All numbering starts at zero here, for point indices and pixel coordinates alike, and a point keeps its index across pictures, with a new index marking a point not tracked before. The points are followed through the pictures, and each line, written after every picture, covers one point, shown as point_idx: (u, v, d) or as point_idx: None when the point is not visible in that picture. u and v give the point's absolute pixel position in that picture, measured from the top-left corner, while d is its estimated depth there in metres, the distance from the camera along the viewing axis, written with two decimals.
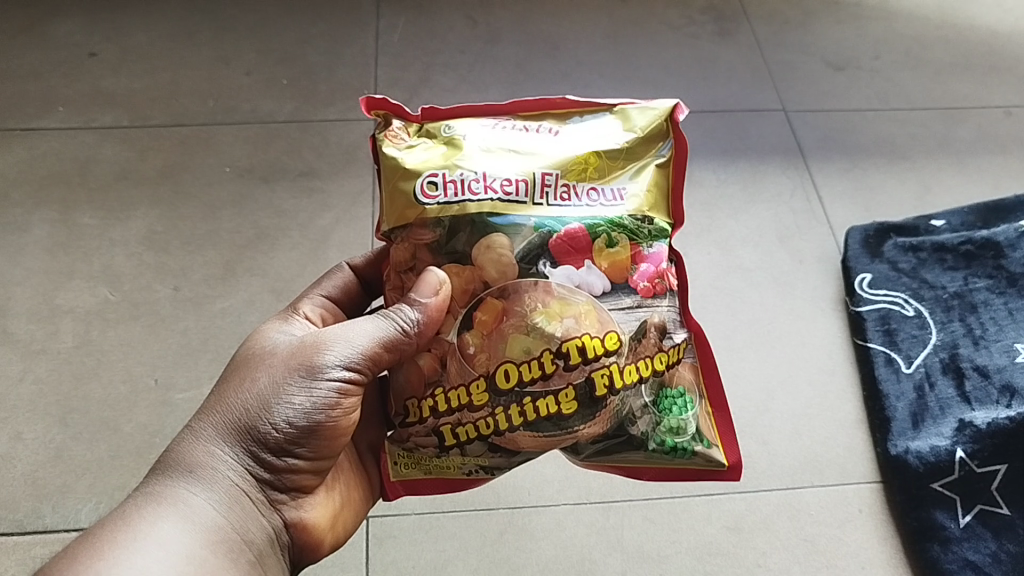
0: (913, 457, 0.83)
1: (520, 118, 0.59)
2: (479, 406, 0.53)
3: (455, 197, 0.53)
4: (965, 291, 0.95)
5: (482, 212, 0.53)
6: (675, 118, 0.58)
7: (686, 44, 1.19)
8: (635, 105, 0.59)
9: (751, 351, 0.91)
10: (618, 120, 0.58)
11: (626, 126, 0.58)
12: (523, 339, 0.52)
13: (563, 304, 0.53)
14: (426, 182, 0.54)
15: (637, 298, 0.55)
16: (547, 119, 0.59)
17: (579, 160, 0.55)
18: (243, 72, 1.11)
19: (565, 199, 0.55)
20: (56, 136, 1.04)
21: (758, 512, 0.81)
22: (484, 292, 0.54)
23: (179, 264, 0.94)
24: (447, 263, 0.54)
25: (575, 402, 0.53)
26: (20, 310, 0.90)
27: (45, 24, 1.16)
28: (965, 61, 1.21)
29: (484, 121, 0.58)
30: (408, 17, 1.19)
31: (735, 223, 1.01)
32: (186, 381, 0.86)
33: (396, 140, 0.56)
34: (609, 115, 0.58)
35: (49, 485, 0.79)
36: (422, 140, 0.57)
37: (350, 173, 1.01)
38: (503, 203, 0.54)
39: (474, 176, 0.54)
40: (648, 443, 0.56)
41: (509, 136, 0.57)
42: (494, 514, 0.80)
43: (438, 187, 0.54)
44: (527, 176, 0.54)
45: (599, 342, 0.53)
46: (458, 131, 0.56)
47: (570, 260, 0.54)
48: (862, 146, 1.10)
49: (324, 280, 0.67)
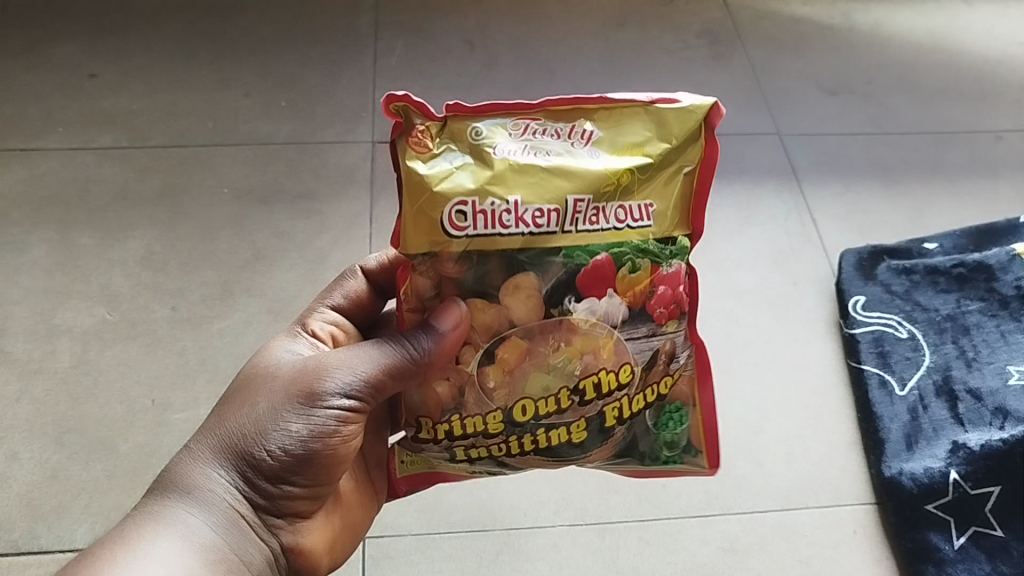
0: (907, 479, 0.83)
1: (549, 112, 0.52)
2: (494, 434, 0.55)
3: (485, 230, 0.49)
4: (957, 314, 0.96)
5: (514, 247, 0.50)
6: (712, 124, 0.52)
7: (681, 68, 1.21)
8: (673, 103, 0.52)
9: (746, 373, 0.92)
10: (653, 123, 0.52)
11: (661, 133, 0.51)
12: (543, 378, 0.54)
13: (585, 340, 0.53)
14: (454, 211, 0.49)
15: (652, 326, 0.54)
16: (577, 113, 0.52)
17: (612, 180, 0.50)
18: (242, 94, 1.12)
19: (595, 223, 0.51)
20: (55, 157, 1.04)
21: (753, 534, 0.82)
22: (509, 330, 0.53)
23: (177, 285, 0.94)
24: (471, 296, 0.52)
25: (586, 432, 0.56)
26: (18, 330, 0.90)
27: (45, 46, 1.16)
28: (956, 86, 1.23)
29: (510, 122, 0.51)
30: (406, 40, 1.20)
31: (730, 246, 1.01)
32: (184, 401, 0.86)
33: (419, 149, 0.50)
34: (643, 115, 0.52)
35: (45, 505, 0.79)
36: (447, 147, 0.50)
37: (348, 195, 1.02)
38: (534, 236, 0.50)
39: (506, 206, 0.49)
40: (645, 457, 0.59)
41: (537, 144, 0.51)
42: (490, 536, 0.80)
43: (467, 219, 0.49)
44: (558, 204, 0.50)
45: (613, 376, 0.54)
46: (487, 140, 0.50)
47: (594, 292, 0.52)
48: (855, 170, 1.11)
49: (335, 288, 0.67)
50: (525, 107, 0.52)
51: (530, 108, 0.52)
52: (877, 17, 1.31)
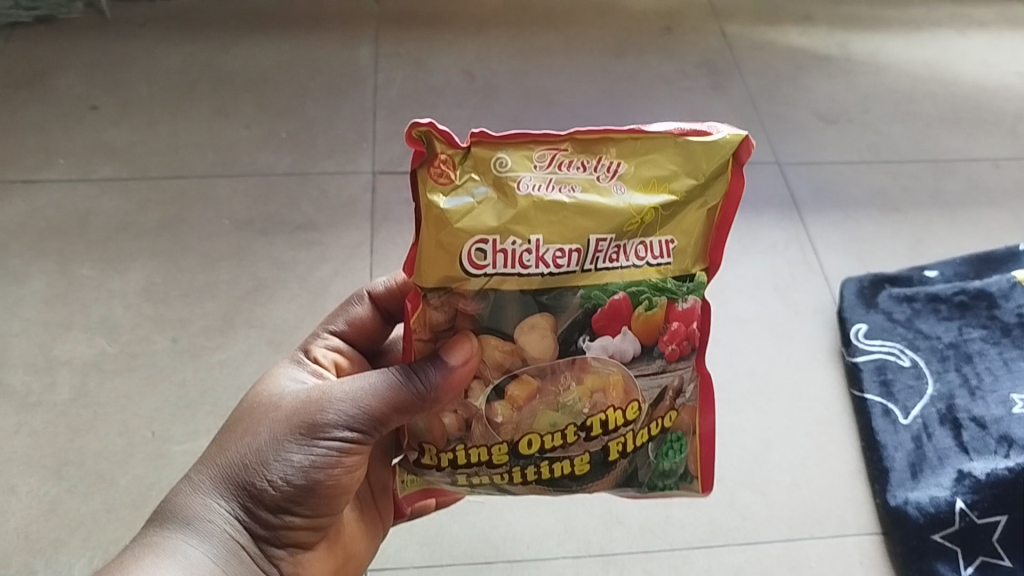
0: (913, 508, 0.83)
1: (576, 141, 0.50)
2: (497, 464, 0.54)
3: (504, 269, 0.49)
4: (960, 342, 0.95)
5: (531, 286, 0.50)
6: (742, 159, 0.50)
7: (680, 98, 1.21)
8: (703, 135, 0.50)
9: (749, 403, 0.91)
10: (682, 156, 0.50)
11: (689, 167, 0.50)
12: (552, 414, 0.53)
13: (596, 378, 0.53)
14: (473, 250, 0.48)
15: (662, 362, 0.54)
16: (605, 143, 0.50)
17: (635, 219, 0.49)
18: (242, 125, 1.13)
19: (614, 260, 0.50)
20: (56, 189, 1.04)
21: (759, 564, 0.81)
22: (521, 368, 0.52)
23: (177, 316, 0.94)
24: (486, 334, 0.51)
25: (589, 466, 0.55)
26: (17, 362, 0.90)
27: (47, 78, 1.17)
28: (953, 114, 1.23)
29: (536, 153, 0.49)
30: (406, 72, 1.21)
31: (731, 275, 1.01)
32: (184, 433, 0.85)
33: (441, 182, 0.48)
34: (673, 148, 0.50)
35: (43, 539, 0.78)
36: (469, 180, 0.49)
37: (348, 226, 1.02)
38: (554, 275, 0.50)
39: (526, 246, 0.49)
40: (644, 487, 0.58)
41: (563, 178, 0.49)
42: (494, 567, 0.79)
43: (486, 258, 0.49)
44: (579, 244, 0.49)
45: (621, 411, 0.54)
46: (511, 175, 0.48)
47: (607, 330, 0.52)
48: (855, 199, 1.11)
49: (340, 313, 0.67)
50: (551, 136, 0.49)
51: (557, 137, 0.49)
52: (874, 47, 1.32)
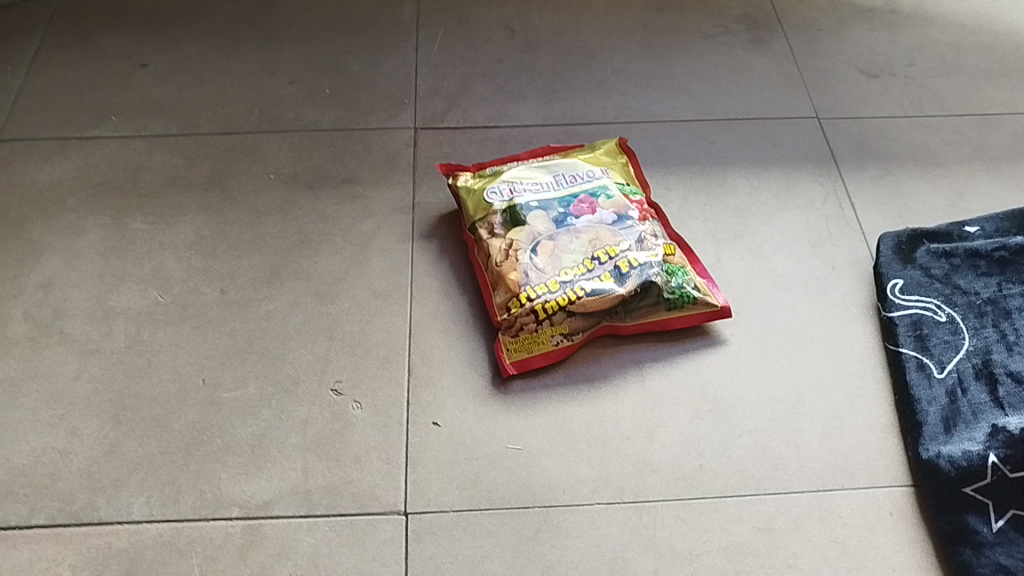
0: (944, 461, 0.82)
1: (561, 153, 1.05)
2: None
3: (529, 182, 1.00)
4: (998, 297, 0.93)
5: (571, 213, 0.97)
6: (638, 197, 1.00)
7: (720, 51, 1.22)
8: (621, 196, 0.99)
9: (783, 355, 0.92)
10: (620, 179, 1.02)
11: (626, 186, 1.01)
12: None
13: None
14: (509, 197, 0.98)
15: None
16: (572, 154, 1.05)
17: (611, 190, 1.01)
18: (286, 82, 1.15)
19: (596, 180, 1.01)
20: (108, 145, 1.08)
21: (789, 514, 0.81)
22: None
23: (226, 268, 0.96)
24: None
25: None
26: (75, 311, 0.93)
27: (99, 37, 1.20)
28: (1001, 67, 1.22)
29: (531, 162, 1.03)
30: (447, 28, 1.23)
31: (768, 229, 1.02)
32: (233, 381, 0.88)
33: (495, 191, 0.99)
34: (615, 172, 1.03)
35: (104, 479, 0.81)
36: (499, 170, 1.02)
37: (390, 181, 1.05)
38: (572, 193, 0.99)
39: (538, 182, 1.00)
40: None
41: (559, 167, 1.02)
42: (530, 512, 0.80)
43: (514, 195, 0.98)
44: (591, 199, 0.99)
45: (604, 250, 0.94)
46: (522, 174, 1.01)
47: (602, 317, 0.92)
48: (895, 153, 1.11)
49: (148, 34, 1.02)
50: (544, 155, 1.05)
51: (544, 154, 1.05)
52: None
